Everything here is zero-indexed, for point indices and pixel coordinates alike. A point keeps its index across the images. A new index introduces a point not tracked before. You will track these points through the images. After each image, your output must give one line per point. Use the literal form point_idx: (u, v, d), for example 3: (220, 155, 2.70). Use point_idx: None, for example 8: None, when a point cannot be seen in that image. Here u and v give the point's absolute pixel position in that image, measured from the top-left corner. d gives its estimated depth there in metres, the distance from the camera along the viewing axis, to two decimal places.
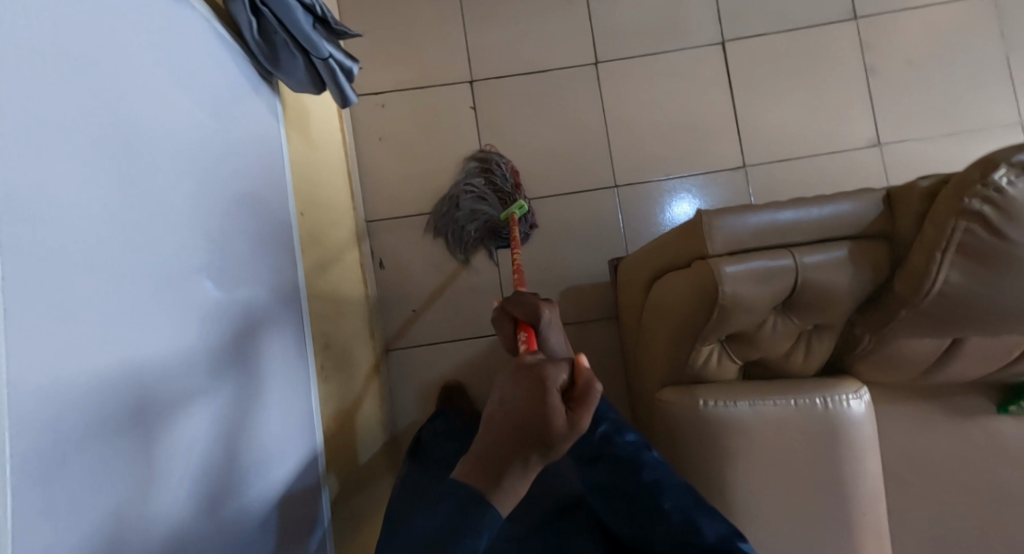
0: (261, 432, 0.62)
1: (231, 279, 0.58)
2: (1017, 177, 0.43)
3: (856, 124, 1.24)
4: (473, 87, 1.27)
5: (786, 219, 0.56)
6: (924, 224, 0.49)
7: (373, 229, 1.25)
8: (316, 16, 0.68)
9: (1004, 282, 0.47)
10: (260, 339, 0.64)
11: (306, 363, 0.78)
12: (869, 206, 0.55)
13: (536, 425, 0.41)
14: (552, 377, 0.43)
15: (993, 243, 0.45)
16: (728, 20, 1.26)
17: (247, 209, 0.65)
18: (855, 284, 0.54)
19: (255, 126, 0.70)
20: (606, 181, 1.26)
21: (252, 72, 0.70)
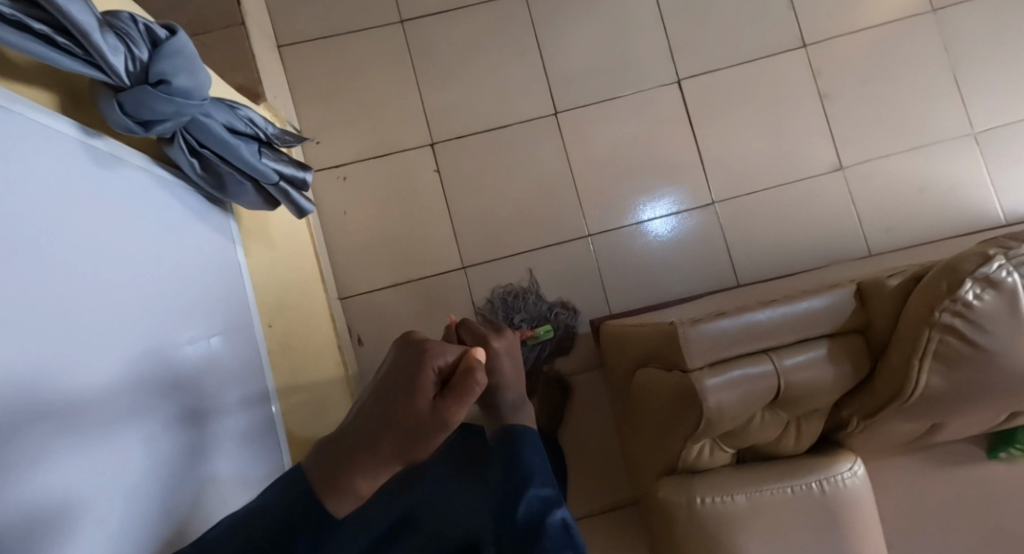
0: (206, 478, 0.56)
1: (174, 328, 0.56)
2: (983, 290, 0.48)
3: (817, 150, 1.24)
4: (435, 149, 1.25)
5: (763, 320, 0.55)
6: (900, 325, 0.53)
7: (348, 304, 1.22)
8: (259, 139, 0.65)
9: (979, 383, 0.51)
10: (209, 393, 0.60)
11: (268, 442, 0.72)
12: (845, 302, 0.56)
13: (401, 409, 0.47)
14: (432, 366, 0.49)
15: (965, 352, 0.50)
16: (681, 59, 1.26)
17: (186, 250, 0.62)
18: (840, 379, 0.54)
19: (206, 242, 0.67)
20: (578, 231, 1.25)
21: (201, 205, 0.67)
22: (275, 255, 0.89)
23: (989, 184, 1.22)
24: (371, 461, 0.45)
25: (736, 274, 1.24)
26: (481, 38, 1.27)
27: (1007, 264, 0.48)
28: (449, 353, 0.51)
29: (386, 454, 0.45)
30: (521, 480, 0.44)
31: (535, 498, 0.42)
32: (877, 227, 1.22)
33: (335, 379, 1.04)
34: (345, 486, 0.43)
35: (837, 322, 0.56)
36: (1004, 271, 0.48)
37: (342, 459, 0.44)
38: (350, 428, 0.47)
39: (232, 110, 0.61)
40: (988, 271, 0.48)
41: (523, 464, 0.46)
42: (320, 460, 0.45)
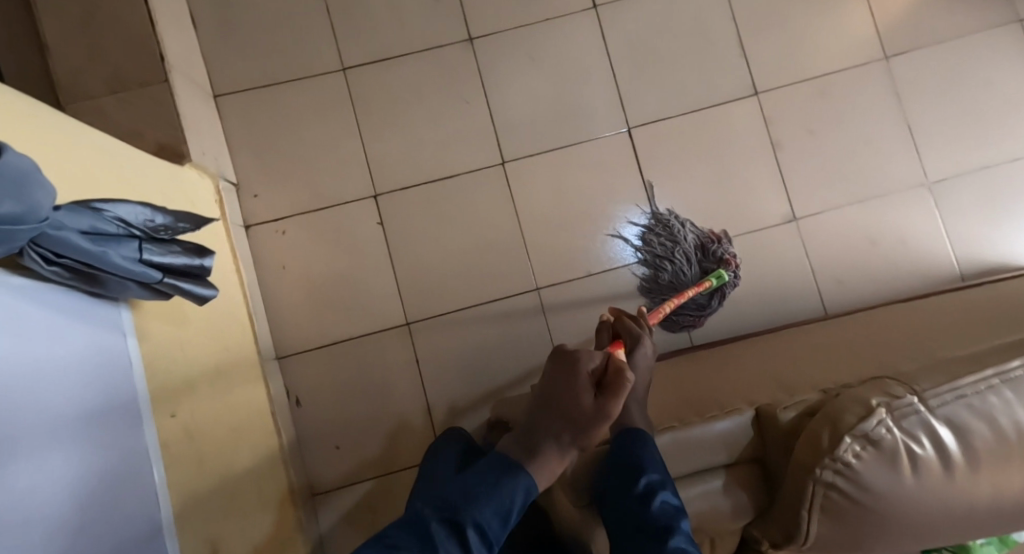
0: (53, 482, 0.52)
1: (38, 370, 0.53)
2: (863, 448, 0.49)
3: (768, 201, 1.22)
4: (378, 201, 1.21)
5: (660, 447, 0.68)
6: (791, 468, 0.55)
7: (285, 364, 1.17)
8: (138, 236, 0.62)
9: (869, 537, 0.51)
10: (81, 449, 0.57)
11: (147, 510, 0.66)
12: (741, 430, 0.66)
13: (572, 408, 0.66)
14: (585, 370, 0.67)
15: (853, 511, 0.50)
16: (629, 108, 1.24)
17: (47, 338, 0.56)
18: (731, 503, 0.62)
19: (78, 338, 0.61)
20: (527, 285, 1.21)
21: (75, 301, 0.62)
22: (188, 330, 0.85)
23: (944, 236, 1.19)
24: (558, 449, 0.65)
25: (688, 330, 1.20)
26: (425, 86, 1.24)
27: (886, 419, 0.50)
28: (597, 357, 0.69)
29: (563, 442, 0.65)
30: (653, 481, 0.63)
31: (666, 502, 0.61)
32: (829, 280, 1.19)
33: (263, 451, 1.00)
34: (544, 462, 0.64)
35: (734, 451, 0.66)
36: (883, 427, 0.49)
37: (535, 445, 0.64)
38: (540, 418, 0.67)
39: (96, 212, 0.57)
40: (867, 429, 0.49)
41: (656, 468, 0.64)
42: (522, 445, 0.65)
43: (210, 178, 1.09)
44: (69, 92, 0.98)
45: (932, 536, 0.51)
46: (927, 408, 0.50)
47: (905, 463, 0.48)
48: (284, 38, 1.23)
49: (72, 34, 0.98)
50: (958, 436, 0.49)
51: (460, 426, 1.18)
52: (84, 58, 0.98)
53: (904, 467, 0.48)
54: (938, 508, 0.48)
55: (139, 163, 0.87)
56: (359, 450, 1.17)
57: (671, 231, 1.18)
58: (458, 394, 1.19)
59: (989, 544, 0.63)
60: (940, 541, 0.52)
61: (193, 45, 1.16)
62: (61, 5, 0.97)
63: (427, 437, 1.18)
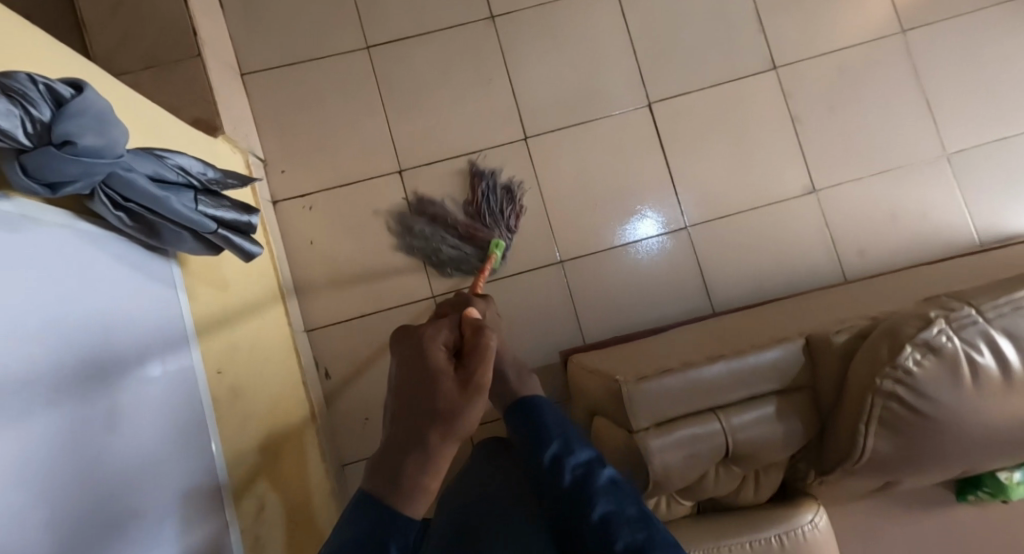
0: (128, 474, 0.54)
1: (99, 342, 0.54)
2: (923, 356, 0.49)
3: (788, 173, 1.23)
4: (403, 177, 1.23)
5: (711, 376, 0.57)
6: (850, 385, 0.54)
7: (313, 336, 1.19)
8: (194, 186, 0.63)
9: (926, 450, 0.51)
10: (148, 433, 0.59)
11: (209, 479, 0.69)
12: (792, 355, 0.59)
13: (429, 404, 0.48)
14: (435, 355, 0.51)
15: (910, 418, 0.50)
16: (650, 83, 1.26)
17: (117, 314, 0.59)
18: (790, 430, 0.57)
19: (136, 291, 0.63)
20: (550, 258, 1.23)
21: (135, 255, 0.64)
22: (229, 295, 0.87)
23: (964, 207, 1.21)
24: (433, 451, 0.47)
25: (711, 301, 1.22)
26: (448, 64, 1.25)
27: (947, 329, 0.49)
28: (444, 329, 0.55)
29: (435, 437, 0.48)
30: (558, 450, 0.58)
31: (577, 464, 0.56)
32: (851, 251, 1.21)
33: (298, 418, 1.01)
34: (415, 468, 0.47)
35: (786, 378, 0.59)
36: (944, 336, 0.49)
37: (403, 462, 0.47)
38: (401, 429, 0.49)
39: (159, 160, 0.58)
40: (927, 337, 0.49)
41: (557, 435, 0.59)
42: (387, 468, 0.47)
43: (240, 153, 1.11)
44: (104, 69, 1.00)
45: (978, 454, 0.52)
46: (985, 318, 0.49)
47: (967, 371, 0.48)
48: (309, 17, 1.25)
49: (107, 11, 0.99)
50: (1018, 348, 0.48)
51: None
52: (120, 34, 1.00)
53: (967, 379, 0.48)
54: (992, 418, 0.49)
55: (178, 132, 0.89)
56: None
57: (483, 193, 1.19)
58: None
59: None
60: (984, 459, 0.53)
61: (221, 24, 1.18)
62: None
63: None
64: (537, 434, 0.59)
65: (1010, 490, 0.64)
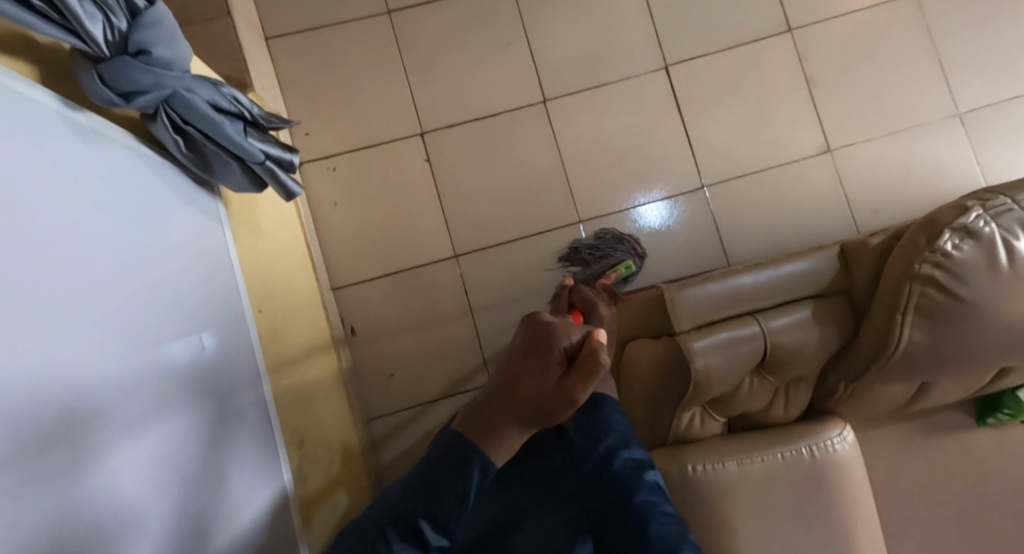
0: (207, 415, 0.60)
1: (177, 286, 0.59)
2: (962, 241, 0.56)
3: (802, 132, 1.26)
4: (425, 139, 1.25)
5: (751, 284, 0.67)
6: (884, 281, 0.63)
7: (339, 294, 1.22)
8: (244, 118, 0.65)
9: (954, 336, 0.59)
10: (219, 374, 0.64)
11: (266, 406, 0.75)
12: (823, 264, 0.68)
13: (539, 393, 0.56)
14: (559, 346, 0.59)
15: (943, 303, 0.58)
16: (667, 46, 1.27)
17: (184, 244, 0.63)
18: (822, 334, 0.65)
19: (190, 222, 0.66)
20: (570, 218, 1.25)
21: (187, 186, 0.67)
22: (265, 242, 0.90)
23: (976, 165, 1.23)
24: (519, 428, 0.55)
25: (728, 260, 1.24)
26: (467, 28, 1.27)
27: (984, 217, 0.56)
28: (573, 335, 0.61)
29: (527, 420, 0.56)
30: (615, 444, 0.63)
31: (630, 460, 0.62)
32: (864, 208, 1.24)
33: (329, 369, 1.04)
34: (500, 438, 0.54)
35: (819, 284, 0.68)
36: (983, 223, 0.56)
37: (492, 425, 0.54)
38: (500, 395, 0.57)
39: (215, 88, 0.60)
40: (966, 223, 0.56)
41: (615, 431, 0.64)
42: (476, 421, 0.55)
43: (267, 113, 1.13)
44: None
45: (1002, 344, 0.59)
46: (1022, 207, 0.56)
47: (1004, 256, 0.55)
48: None
49: None
50: None
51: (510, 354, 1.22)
52: None
53: (1002, 264, 0.56)
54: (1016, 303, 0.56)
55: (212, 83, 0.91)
56: (412, 377, 1.21)
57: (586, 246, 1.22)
58: (506, 323, 1.23)
59: None
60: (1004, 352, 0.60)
61: None
62: None
63: (477, 363, 1.22)
64: (596, 427, 0.64)
65: None
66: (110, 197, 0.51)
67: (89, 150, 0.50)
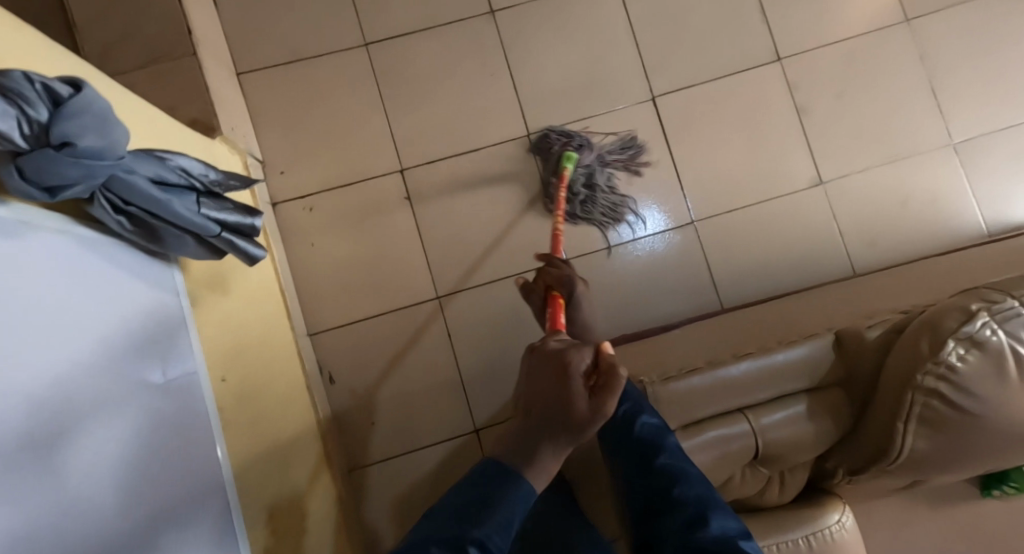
0: (143, 455, 0.53)
1: (107, 340, 0.53)
2: (967, 350, 0.53)
3: (794, 164, 1.22)
4: (405, 176, 1.21)
5: (741, 375, 0.62)
6: (886, 382, 0.59)
7: (317, 339, 1.17)
8: (197, 188, 0.61)
9: (957, 443, 0.56)
10: (161, 415, 0.58)
11: (221, 480, 0.67)
12: (820, 352, 0.64)
13: (563, 416, 0.53)
14: (577, 371, 0.55)
15: (947, 413, 0.54)
16: (654, 77, 1.24)
17: (128, 315, 0.58)
18: (818, 430, 0.61)
19: (140, 297, 0.61)
20: (556, 256, 1.21)
21: (137, 261, 0.62)
22: (232, 300, 0.85)
23: (972, 196, 1.20)
24: (556, 449, 0.53)
25: (720, 297, 1.20)
26: (448, 60, 1.23)
27: (990, 322, 0.52)
28: (587, 354, 0.57)
29: (559, 443, 0.53)
30: (628, 409, 0.64)
31: (648, 424, 0.62)
32: (860, 242, 1.20)
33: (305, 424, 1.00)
34: (539, 468, 0.52)
35: (815, 374, 0.64)
36: (989, 330, 0.52)
37: (524, 454, 0.52)
38: (528, 424, 0.54)
39: (161, 161, 0.56)
40: (972, 332, 0.52)
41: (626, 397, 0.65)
42: (509, 451, 0.53)
43: (239, 155, 1.09)
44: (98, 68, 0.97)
45: (1012, 444, 0.56)
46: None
47: (1010, 361, 0.52)
48: (306, 14, 1.22)
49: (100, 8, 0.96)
50: None
51: (496, 398, 1.18)
52: (113, 33, 0.97)
53: (1009, 372, 0.52)
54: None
55: (176, 132, 0.86)
56: (394, 425, 1.16)
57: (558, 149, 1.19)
58: (491, 365, 1.18)
59: None
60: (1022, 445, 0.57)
61: (216, 22, 1.15)
62: None
63: (462, 409, 1.17)
64: None
65: None
66: (51, 293, 0.46)
67: (28, 248, 0.45)
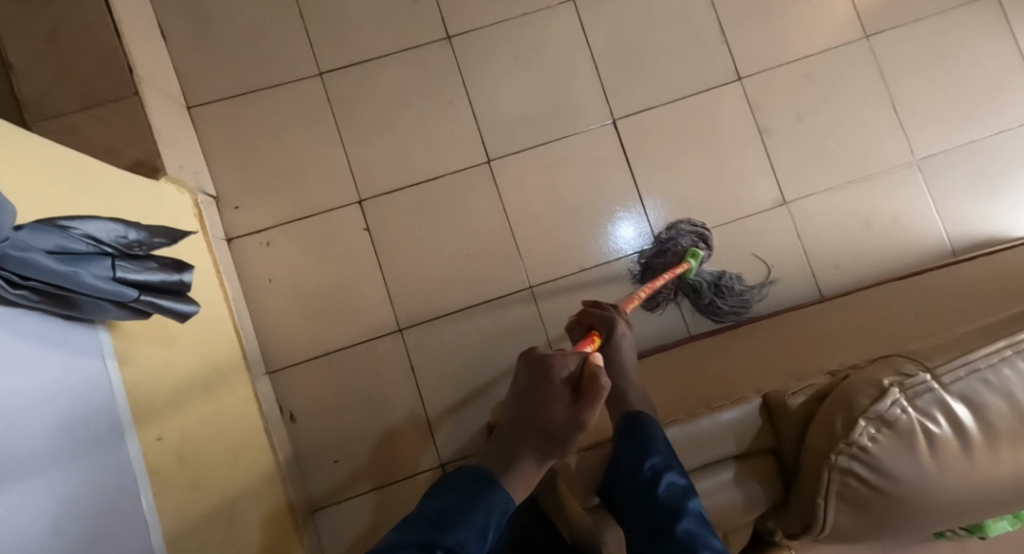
0: (56, 521, 0.50)
1: (30, 415, 0.51)
2: (878, 430, 0.47)
3: (757, 185, 1.21)
4: (363, 207, 1.19)
5: (669, 444, 0.60)
6: (807, 455, 0.53)
7: (277, 377, 1.15)
8: (110, 253, 0.59)
9: (889, 520, 0.49)
10: (77, 478, 0.55)
11: (148, 548, 0.63)
12: (748, 418, 0.61)
13: (542, 422, 0.58)
14: (560, 376, 0.60)
15: (863, 493, 0.48)
16: (615, 99, 1.23)
17: (50, 390, 0.55)
18: (747, 497, 0.59)
19: (57, 368, 0.58)
20: (520, 284, 1.19)
21: (52, 328, 0.59)
22: (174, 351, 0.82)
23: (935, 212, 1.19)
24: (535, 460, 0.57)
25: (686, 321, 1.19)
26: (405, 88, 1.21)
27: (901, 400, 0.47)
28: (571, 362, 0.61)
29: (539, 450, 0.58)
30: (659, 464, 0.58)
31: (673, 483, 0.57)
32: (824, 262, 1.19)
33: (259, 470, 0.97)
34: (518, 480, 0.57)
35: (744, 439, 0.61)
36: (897, 408, 0.47)
37: (503, 469, 0.57)
38: (512, 434, 0.59)
39: (64, 231, 0.54)
40: (881, 410, 0.47)
41: (661, 450, 0.58)
42: (493, 460, 0.58)
43: (189, 193, 1.06)
44: (36, 112, 0.95)
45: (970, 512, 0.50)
46: (941, 384, 0.47)
47: (922, 442, 0.46)
48: (258, 45, 1.20)
49: (35, 50, 0.94)
50: (973, 411, 0.46)
51: (461, 432, 1.16)
52: (51, 75, 0.95)
53: (923, 452, 0.46)
54: (955, 490, 0.47)
55: (114, 178, 0.84)
56: (357, 463, 1.14)
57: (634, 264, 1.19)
58: (456, 398, 1.16)
59: (1002, 518, 0.63)
60: (961, 519, 0.51)
61: (165, 57, 1.13)
62: (23, 20, 0.93)
63: (426, 444, 1.15)
64: (640, 447, 0.59)
65: (988, 525, 0.63)
66: None
67: None
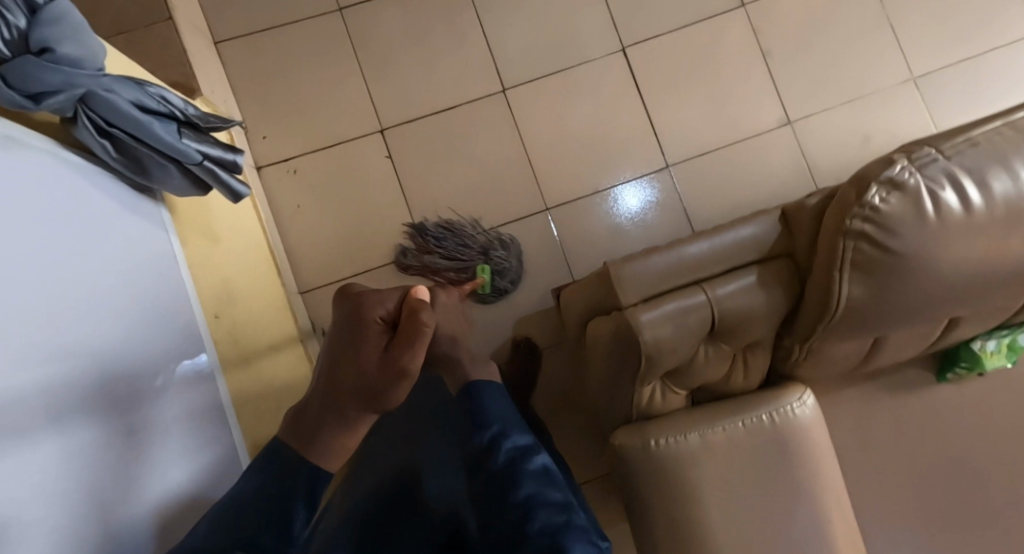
0: (135, 356, 0.57)
1: (110, 261, 0.58)
2: (888, 193, 0.54)
3: (762, 107, 1.26)
4: (385, 136, 1.24)
5: (696, 252, 0.66)
6: (821, 239, 0.61)
7: (309, 298, 1.20)
8: (176, 118, 0.63)
9: (896, 286, 0.57)
10: (154, 323, 0.63)
11: (214, 398, 0.72)
12: (767, 229, 0.68)
13: (360, 374, 0.52)
14: (374, 315, 0.55)
15: (876, 256, 0.56)
16: (623, 28, 1.27)
17: (126, 246, 0.62)
18: (771, 299, 0.64)
19: (132, 227, 0.64)
20: (537, 206, 1.25)
21: (123, 192, 0.65)
22: (221, 249, 0.88)
23: (933, 128, 1.25)
24: (344, 422, 0.51)
25: None
26: (422, 21, 1.26)
27: (909, 167, 0.54)
28: (387, 300, 0.57)
29: (361, 405, 0.52)
30: (495, 432, 0.54)
31: (512, 448, 0.53)
32: (828, 178, 1.24)
33: (300, 373, 1.03)
34: (322, 447, 0.50)
35: (763, 247, 0.67)
36: (906, 173, 0.54)
37: (308, 441, 0.50)
38: (325, 394, 0.53)
39: (140, 87, 0.59)
40: (892, 174, 0.54)
41: (494, 417, 0.55)
42: (294, 432, 0.51)
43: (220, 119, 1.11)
44: None
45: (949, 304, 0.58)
46: (944, 155, 0.55)
47: (929, 204, 0.53)
48: None
49: None
50: (980, 188, 0.53)
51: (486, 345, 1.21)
52: (87, 4, 0.99)
53: (930, 213, 0.53)
54: (944, 265, 0.55)
55: None
56: None
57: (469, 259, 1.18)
58: (480, 314, 1.21)
59: (998, 352, 0.73)
60: (936, 309, 0.61)
61: None
62: None
63: None
64: (472, 421, 0.55)
65: (984, 360, 0.72)
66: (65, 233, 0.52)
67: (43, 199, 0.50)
